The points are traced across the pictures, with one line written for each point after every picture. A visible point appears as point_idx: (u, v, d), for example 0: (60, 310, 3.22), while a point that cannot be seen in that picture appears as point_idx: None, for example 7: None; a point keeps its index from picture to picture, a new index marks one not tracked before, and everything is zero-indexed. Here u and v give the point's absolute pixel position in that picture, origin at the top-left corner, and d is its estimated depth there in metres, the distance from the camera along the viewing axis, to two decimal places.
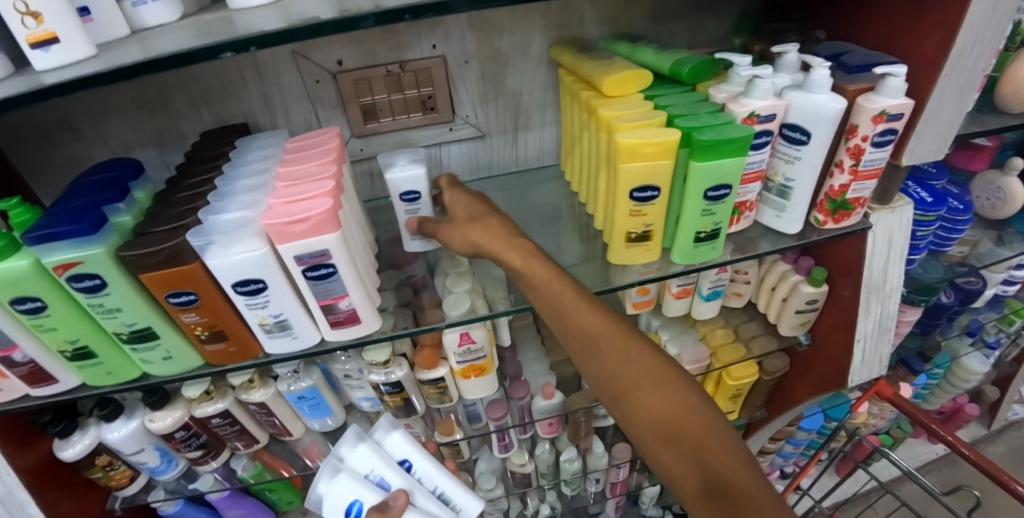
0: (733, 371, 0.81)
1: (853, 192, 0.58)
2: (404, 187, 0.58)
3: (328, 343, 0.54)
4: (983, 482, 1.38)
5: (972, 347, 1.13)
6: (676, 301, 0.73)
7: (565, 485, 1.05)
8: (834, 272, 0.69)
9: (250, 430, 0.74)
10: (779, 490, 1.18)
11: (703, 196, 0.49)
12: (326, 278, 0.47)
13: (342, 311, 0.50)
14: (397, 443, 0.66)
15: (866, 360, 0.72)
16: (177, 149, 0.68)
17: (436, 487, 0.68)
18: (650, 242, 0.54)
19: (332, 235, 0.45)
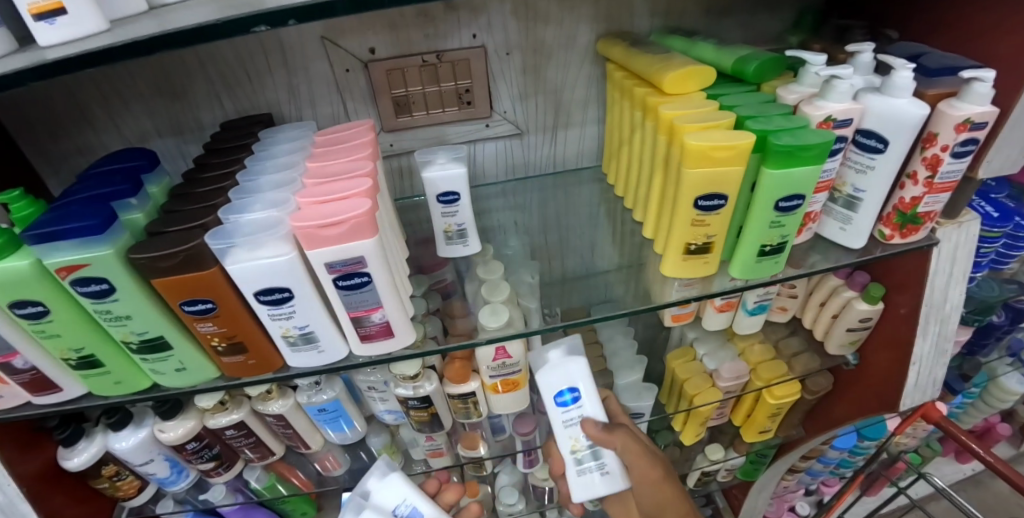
0: (775, 391, 0.76)
1: (925, 205, 0.52)
2: (442, 187, 0.54)
3: (356, 357, 0.50)
4: (1011, 503, 1.34)
5: (1011, 366, 1.09)
6: (718, 314, 0.67)
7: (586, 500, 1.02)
8: (892, 289, 0.64)
9: (267, 441, 0.72)
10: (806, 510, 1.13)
11: (773, 207, 0.44)
12: (358, 287, 0.43)
13: (374, 324, 0.46)
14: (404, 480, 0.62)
15: (920, 384, 0.67)
16: (196, 139, 0.63)
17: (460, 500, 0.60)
18: (710, 255, 0.49)
19: (369, 240, 0.40)
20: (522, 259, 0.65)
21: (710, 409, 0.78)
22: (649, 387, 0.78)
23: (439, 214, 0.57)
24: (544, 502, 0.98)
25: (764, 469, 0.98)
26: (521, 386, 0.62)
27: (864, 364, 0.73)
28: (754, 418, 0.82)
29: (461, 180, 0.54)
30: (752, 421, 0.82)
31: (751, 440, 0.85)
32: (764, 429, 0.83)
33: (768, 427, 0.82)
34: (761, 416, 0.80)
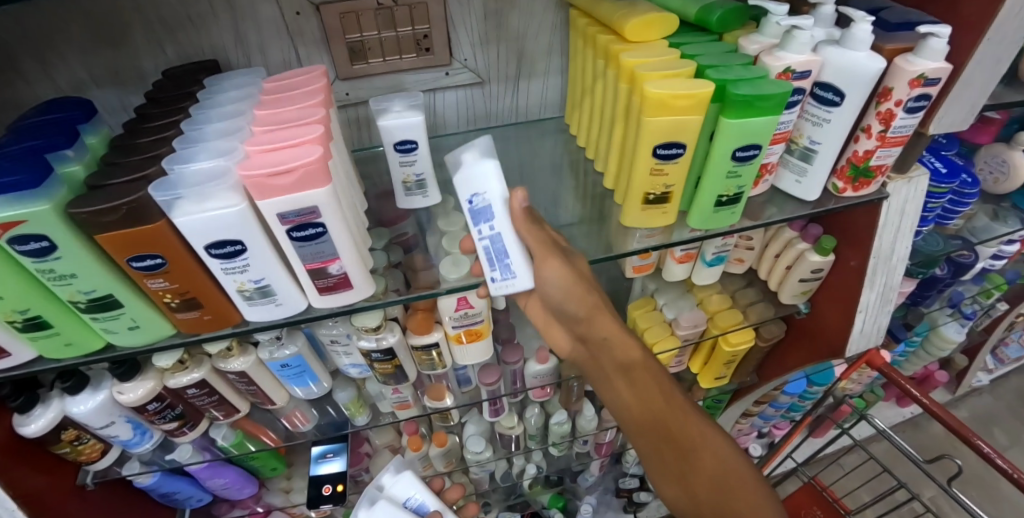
0: (731, 338, 0.80)
1: (877, 159, 0.54)
2: (400, 135, 0.52)
3: (316, 310, 0.50)
4: (949, 441, 1.46)
5: (950, 317, 1.16)
6: (678, 266, 0.70)
7: (552, 446, 1.07)
8: (844, 242, 0.66)
9: (230, 400, 0.72)
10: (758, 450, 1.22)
11: (730, 158, 0.45)
12: (313, 238, 0.42)
13: (333, 276, 0.46)
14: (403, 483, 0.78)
15: (865, 331, 0.71)
16: (137, 90, 0.60)
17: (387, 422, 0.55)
18: (667, 204, 0.50)
19: (323, 189, 0.39)
20: None
21: (669, 357, 0.81)
22: None
23: (397, 165, 0.55)
24: (511, 449, 1.03)
25: (719, 415, 1.04)
26: (483, 336, 0.64)
27: (815, 313, 0.76)
28: (710, 365, 0.86)
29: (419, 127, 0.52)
30: (709, 367, 0.86)
31: (706, 386, 0.90)
32: (718, 376, 0.88)
33: (723, 373, 0.87)
34: (718, 362, 0.84)
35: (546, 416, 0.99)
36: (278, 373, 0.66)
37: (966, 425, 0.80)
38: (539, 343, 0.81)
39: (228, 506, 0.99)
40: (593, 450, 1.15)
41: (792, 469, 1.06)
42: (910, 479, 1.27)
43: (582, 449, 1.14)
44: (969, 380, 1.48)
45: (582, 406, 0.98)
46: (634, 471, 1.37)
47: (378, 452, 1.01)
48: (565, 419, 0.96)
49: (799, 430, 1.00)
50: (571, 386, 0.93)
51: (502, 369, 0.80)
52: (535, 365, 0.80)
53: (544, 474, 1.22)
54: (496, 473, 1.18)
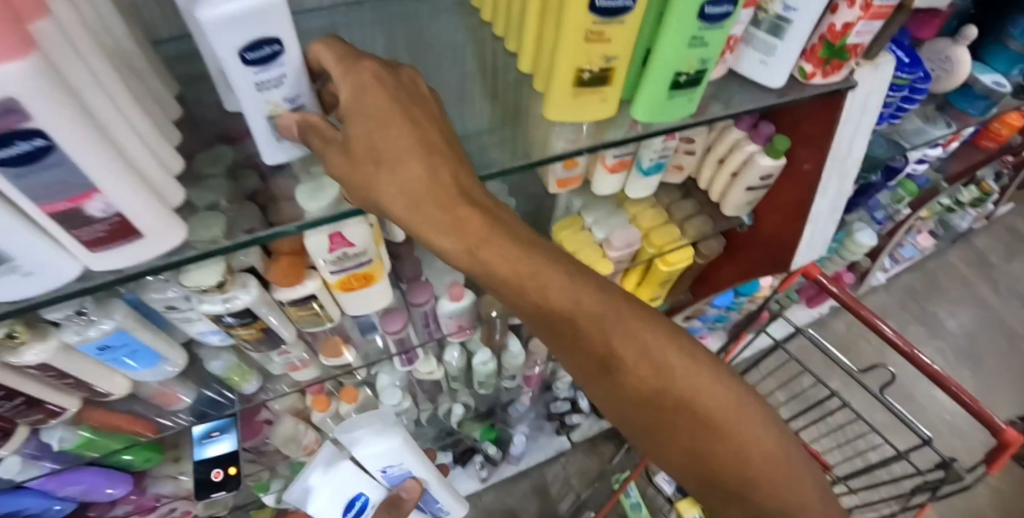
0: (669, 257, 0.72)
1: (856, 35, 0.43)
2: (247, 35, 0.29)
3: (102, 275, 0.34)
4: (852, 336, 1.58)
5: (865, 223, 1.17)
6: (610, 176, 0.59)
7: (479, 386, 1.00)
8: (797, 140, 0.57)
9: (48, 400, 0.53)
10: None
11: (696, 17, 0.32)
12: (38, 159, 0.25)
13: (103, 222, 0.29)
14: (373, 448, 0.67)
15: (812, 241, 0.65)
16: None
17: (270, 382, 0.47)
18: (608, 89, 0.37)
19: (23, 65, 0.21)
20: None
21: None
22: None
23: (253, 91, 0.33)
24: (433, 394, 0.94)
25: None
26: (377, 280, 0.51)
27: (757, 224, 0.70)
28: (644, 286, 0.79)
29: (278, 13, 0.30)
30: (644, 289, 0.79)
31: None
32: (652, 297, 0.82)
33: (659, 293, 0.81)
34: (653, 282, 0.77)
35: (469, 356, 0.89)
36: (102, 359, 0.50)
37: (865, 306, 0.81)
38: (453, 278, 0.68)
39: (110, 503, 0.83)
40: (523, 382, 1.10)
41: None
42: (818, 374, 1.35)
43: (512, 384, 1.08)
44: (868, 281, 1.59)
45: (509, 342, 0.89)
46: (565, 395, 1.36)
47: (279, 418, 0.88)
48: (490, 357, 0.87)
49: (734, 341, 0.99)
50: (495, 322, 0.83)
51: (410, 311, 0.67)
52: (448, 304, 0.67)
53: (473, 411, 1.16)
54: (421, 418, 1.10)
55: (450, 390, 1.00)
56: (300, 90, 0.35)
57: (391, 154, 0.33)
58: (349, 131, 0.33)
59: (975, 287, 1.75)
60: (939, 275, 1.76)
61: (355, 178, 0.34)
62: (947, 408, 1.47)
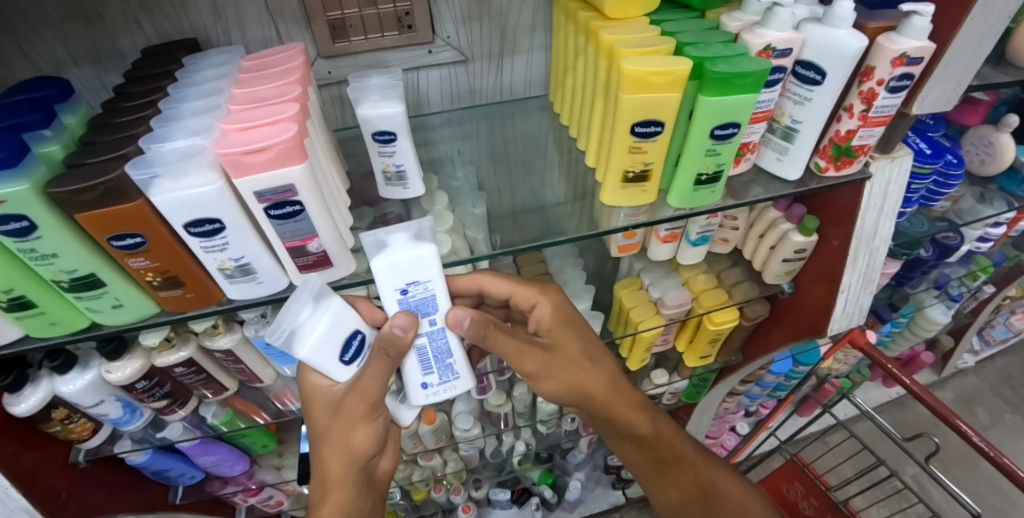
0: (716, 317, 0.80)
1: (859, 138, 0.54)
2: (378, 125, 0.50)
3: (297, 289, 0.51)
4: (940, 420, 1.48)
5: (937, 299, 1.16)
6: (663, 245, 0.71)
7: (539, 423, 1.09)
8: (827, 220, 0.67)
9: (218, 378, 0.73)
10: (744, 428, 1.26)
11: (708, 136, 0.45)
12: (291, 216, 0.42)
13: (313, 253, 0.46)
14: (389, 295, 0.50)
15: (847, 309, 0.72)
16: (116, 67, 0.59)
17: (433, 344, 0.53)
18: (648, 182, 0.50)
19: (299, 167, 0.39)
20: (468, 191, 0.64)
21: (653, 335, 0.81)
22: (596, 315, 0.81)
23: (376, 155, 0.53)
24: (499, 426, 1.04)
25: (706, 393, 1.06)
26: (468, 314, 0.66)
27: (798, 292, 0.77)
28: (695, 345, 0.87)
29: (399, 118, 0.49)
30: (695, 346, 0.87)
31: (692, 364, 0.91)
32: (703, 354, 0.89)
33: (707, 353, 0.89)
34: (705, 342, 0.85)
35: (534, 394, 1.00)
36: (264, 351, 0.67)
37: (946, 404, 0.80)
38: None
39: (221, 483, 1.01)
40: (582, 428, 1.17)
41: (777, 445, 1.08)
42: (890, 458, 1.29)
43: (571, 427, 1.15)
44: (955, 363, 1.51)
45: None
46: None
47: None
48: None
49: (781, 408, 1.04)
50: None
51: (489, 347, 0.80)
52: None
53: (533, 452, 1.23)
54: (485, 451, 1.19)
55: (515, 426, 1.10)
56: (408, 159, 0.54)
57: None
58: None
59: None
60: None
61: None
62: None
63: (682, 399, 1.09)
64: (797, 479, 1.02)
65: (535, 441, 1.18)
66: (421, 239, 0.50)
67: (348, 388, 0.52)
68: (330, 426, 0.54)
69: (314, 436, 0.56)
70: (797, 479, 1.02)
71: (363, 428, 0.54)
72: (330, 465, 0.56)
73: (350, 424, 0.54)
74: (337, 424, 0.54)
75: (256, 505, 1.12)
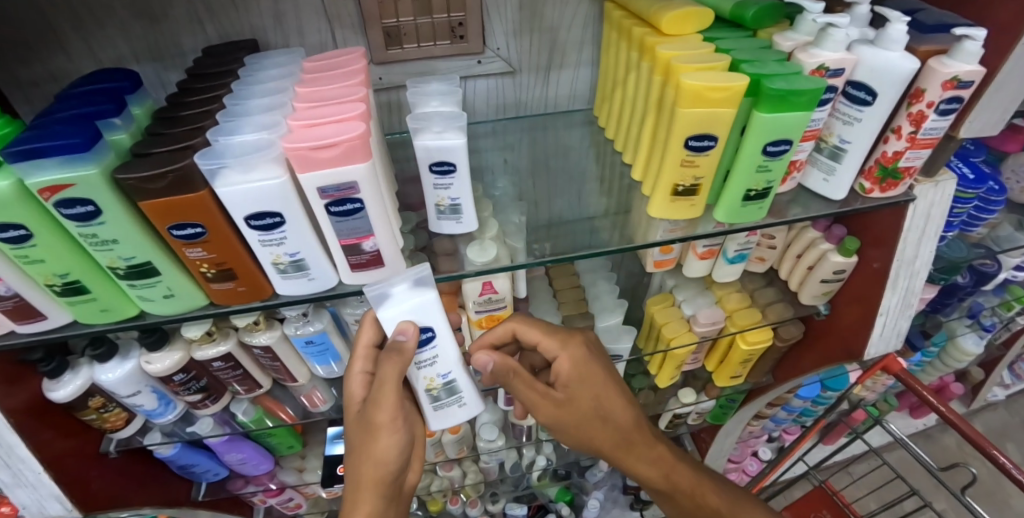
0: (748, 336, 0.80)
1: (906, 160, 0.54)
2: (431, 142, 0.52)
3: (344, 287, 0.52)
4: (971, 455, 1.44)
5: (970, 328, 1.14)
6: (700, 262, 0.71)
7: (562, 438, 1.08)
8: (867, 243, 0.66)
9: (253, 375, 0.74)
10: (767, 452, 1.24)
11: (760, 152, 0.46)
12: (350, 214, 0.43)
13: (366, 253, 0.47)
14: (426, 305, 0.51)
15: (885, 333, 0.71)
16: (177, 67, 0.61)
17: (448, 372, 0.57)
18: (695, 197, 0.51)
19: (362, 165, 0.40)
20: (510, 200, 0.65)
21: (685, 352, 0.81)
22: (628, 330, 0.80)
23: (431, 187, 0.51)
24: (522, 439, 1.03)
25: (732, 413, 1.04)
26: (505, 322, 0.66)
27: (834, 314, 0.77)
28: (728, 364, 0.86)
29: (459, 150, 0.48)
30: (725, 366, 0.87)
31: (721, 384, 0.91)
32: (734, 373, 0.88)
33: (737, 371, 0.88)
34: (738, 361, 0.84)
35: None
36: (301, 350, 0.69)
37: (983, 434, 0.78)
38: None
39: (243, 482, 1.01)
40: None
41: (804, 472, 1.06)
42: (923, 488, 1.25)
43: None
44: (986, 396, 1.48)
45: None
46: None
47: None
48: None
49: (808, 435, 1.02)
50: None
51: None
52: None
53: (552, 467, 1.21)
54: (504, 463, 1.18)
55: (537, 440, 1.09)
56: (464, 191, 0.52)
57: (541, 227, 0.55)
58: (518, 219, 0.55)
59: None
60: None
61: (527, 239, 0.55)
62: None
63: (706, 420, 1.07)
64: (825, 507, 1.01)
65: (555, 456, 1.16)
66: (421, 286, 0.51)
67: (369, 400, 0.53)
68: (359, 435, 0.55)
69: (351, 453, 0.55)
70: (825, 507, 1.01)
71: (387, 434, 0.53)
72: (361, 474, 0.54)
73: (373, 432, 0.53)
74: (363, 434, 0.54)
75: (274, 506, 1.12)
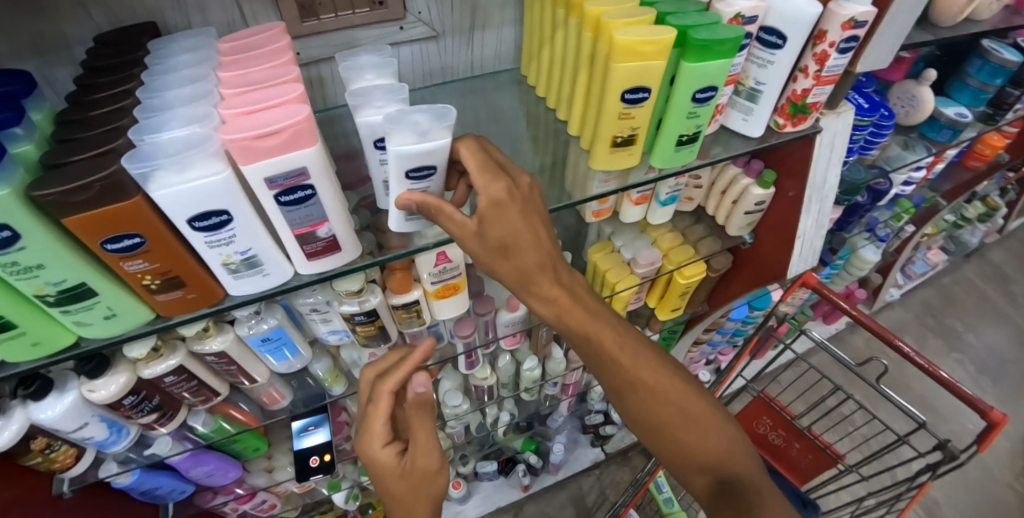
0: (686, 271, 0.86)
1: (813, 96, 0.59)
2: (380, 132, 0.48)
3: (302, 277, 0.51)
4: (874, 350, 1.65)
5: (867, 240, 1.30)
6: (634, 208, 0.75)
7: (523, 392, 1.13)
8: (782, 173, 0.73)
9: (209, 384, 0.71)
10: (705, 373, 1.36)
11: (690, 99, 0.49)
12: (302, 202, 0.42)
13: (322, 239, 0.46)
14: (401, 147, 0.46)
15: (803, 253, 0.80)
16: (65, 59, 0.55)
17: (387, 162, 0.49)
18: (634, 146, 0.54)
19: (310, 150, 0.39)
20: None
21: (629, 293, 0.87)
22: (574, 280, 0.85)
23: (403, 184, 0.49)
24: (486, 398, 1.08)
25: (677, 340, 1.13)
26: (460, 289, 0.70)
27: (758, 242, 0.85)
28: (671, 299, 0.92)
29: (441, 150, 0.47)
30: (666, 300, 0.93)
31: (664, 317, 0.98)
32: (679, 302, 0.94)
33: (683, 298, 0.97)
34: (684, 292, 0.90)
35: (518, 364, 1.03)
36: (259, 348, 0.67)
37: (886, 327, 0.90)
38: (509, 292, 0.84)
39: (211, 494, 0.99)
40: (562, 392, 1.22)
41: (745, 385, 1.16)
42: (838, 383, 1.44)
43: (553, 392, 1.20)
44: (883, 297, 1.69)
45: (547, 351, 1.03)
46: (598, 407, 1.43)
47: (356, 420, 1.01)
48: (536, 364, 1.01)
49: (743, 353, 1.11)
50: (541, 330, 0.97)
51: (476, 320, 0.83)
52: (507, 314, 0.83)
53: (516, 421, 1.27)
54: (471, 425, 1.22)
55: (499, 398, 1.13)
56: (432, 183, 0.51)
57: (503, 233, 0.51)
58: (478, 224, 0.50)
59: (995, 302, 1.84)
60: (955, 292, 1.85)
61: (485, 253, 0.52)
62: (965, 415, 1.53)
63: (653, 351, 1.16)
64: (767, 414, 1.13)
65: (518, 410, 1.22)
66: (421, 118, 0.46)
67: (412, 457, 0.58)
68: (406, 489, 0.59)
69: (398, 505, 0.60)
70: (767, 415, 1.12)
71: (437, 478, 0.60)
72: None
73: (426, 479, 0.59)
74: (411, 485, 0.59)
75: (248, 511, 1.10)
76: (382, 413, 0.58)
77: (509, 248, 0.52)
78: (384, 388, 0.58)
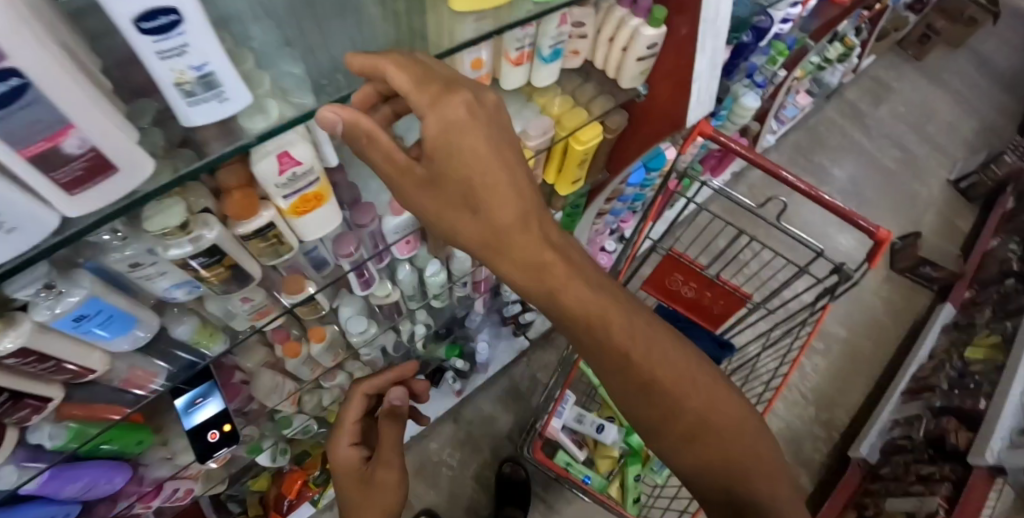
0: (581, 136, 0.76)
1: None
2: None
3: (73, 222, 0.36)
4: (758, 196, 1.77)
5: (745, 85, 1.30)
6: (515, 69, 0.65)
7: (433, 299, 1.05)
8: (673, 9, 0.65)
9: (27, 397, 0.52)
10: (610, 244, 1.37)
11: None
12: (17, 98, 0.26)
13: (78, 157, 0.32)
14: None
15: (700, 97, 0.76)
16: None
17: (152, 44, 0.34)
18: None
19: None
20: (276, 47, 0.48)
21: None
22: None
23: (157, 60, 0.34)
24: (394, 317, 0.98)
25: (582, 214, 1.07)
26: (325, 199, 0.56)
27: (653, 92, 0.78)
28: (570, 171, 0.83)
29: None
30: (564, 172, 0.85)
31: (565, 193, 0.90)
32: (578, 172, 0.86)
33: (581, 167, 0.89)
34: (581, 161, 0.81)
35: (419, 272, 0.93)
36: (78, 330, 0.51)
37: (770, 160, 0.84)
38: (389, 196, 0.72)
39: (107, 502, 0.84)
40: (474, 291, 1.16)
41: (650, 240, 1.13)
42: None
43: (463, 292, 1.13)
44: (762, 144, 1.78)
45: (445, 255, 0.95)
46: (513, 297, 1.30)
47: (255, 376, 0.88)
48: (439, 268, 0.93)
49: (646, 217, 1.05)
50: (436, 232, 0.86)
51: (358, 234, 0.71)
52: (392, 219, 0.72)
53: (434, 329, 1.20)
54: (386, 348, 1.13)
55: (409, 311, 1.05)
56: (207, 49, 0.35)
57: (477, 172, 0.44)
58: (437, 163, 0.44)
59: (852, 133, 2.02)
60: (818, 130, 2.00)
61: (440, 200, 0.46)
62: (836, 240, 1.70)
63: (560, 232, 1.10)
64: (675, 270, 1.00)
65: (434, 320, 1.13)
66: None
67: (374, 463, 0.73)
68: (362, 497, 0.72)
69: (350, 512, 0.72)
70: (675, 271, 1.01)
71: (391, 491, 0.71)
72: None
73: (383, 491, 0.71)
74: (368, 495, 0.71)
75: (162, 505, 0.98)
76: (356, 410, 0.82)
77: (474, 192, 0.45)
78: (361, 385, 0.84)
